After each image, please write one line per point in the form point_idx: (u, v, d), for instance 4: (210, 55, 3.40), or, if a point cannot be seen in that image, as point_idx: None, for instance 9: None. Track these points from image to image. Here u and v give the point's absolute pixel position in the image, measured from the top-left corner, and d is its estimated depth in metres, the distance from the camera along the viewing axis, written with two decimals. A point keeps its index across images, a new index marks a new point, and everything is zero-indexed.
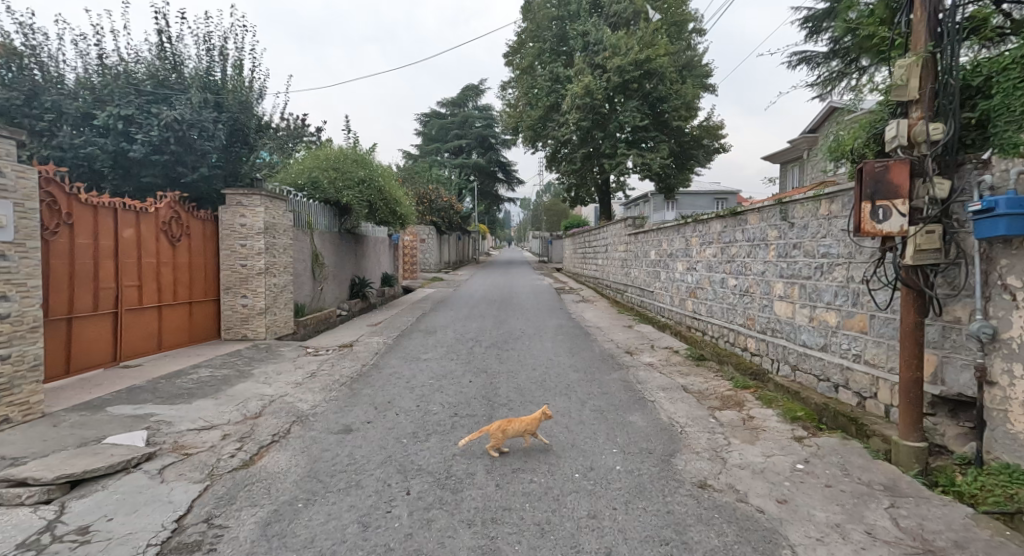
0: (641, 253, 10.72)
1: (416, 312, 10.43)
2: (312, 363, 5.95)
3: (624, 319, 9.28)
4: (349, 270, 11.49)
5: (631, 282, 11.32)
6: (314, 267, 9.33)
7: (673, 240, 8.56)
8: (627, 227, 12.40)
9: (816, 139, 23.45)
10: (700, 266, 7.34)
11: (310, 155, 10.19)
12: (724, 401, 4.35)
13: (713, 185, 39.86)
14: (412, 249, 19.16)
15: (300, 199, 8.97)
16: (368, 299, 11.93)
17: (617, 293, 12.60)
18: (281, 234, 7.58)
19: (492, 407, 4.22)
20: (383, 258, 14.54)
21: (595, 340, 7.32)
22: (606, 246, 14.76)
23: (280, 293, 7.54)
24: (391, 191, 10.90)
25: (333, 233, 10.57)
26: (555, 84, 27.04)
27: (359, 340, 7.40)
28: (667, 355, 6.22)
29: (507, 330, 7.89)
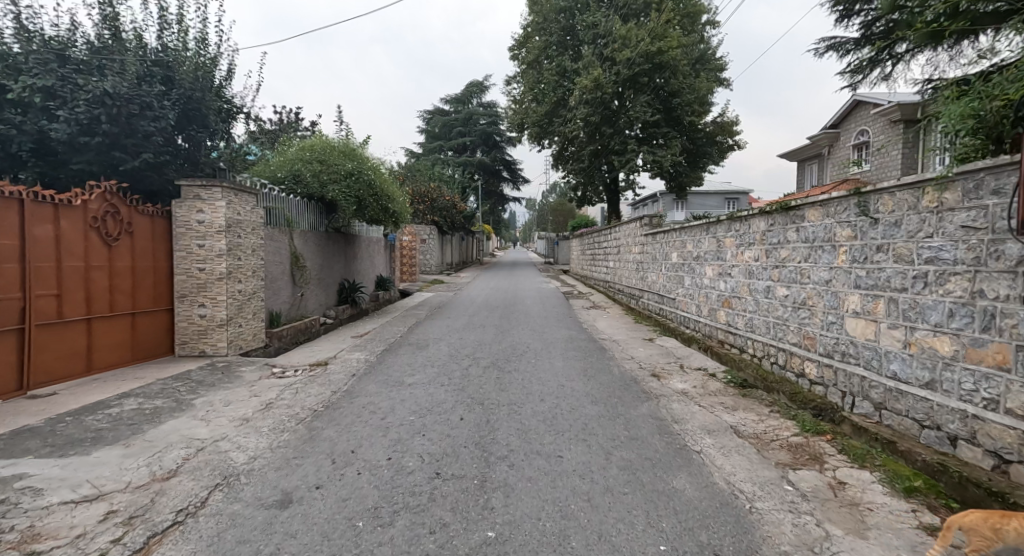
0: (660, 255, 9.66)
1: (410, 321, 9.39)
2: (273, 388, 4.93)
3: (643, 331, 8.23)
4: (337, 273, 10.49)
5: (648, 287, 10.27)
6: (294, 270, 8.33)
7: (701, 241, 7.50)
8: (642, 227, 11.34)
9: (838, 135, 22.29)
10: (736, 271, 6.28)
11: (292, 146, 9.24)
12: (793, 455, 3.29)
13: (725, 185, 38.69)
14: (411, 250, 18.18)
15: (276, 194, 7.98)
16: (358, 306, 10.94)
17: (631, 299, 11.53)
18: (249, 233, 6.58)
19: (488, 461, 3.19)
20: (378, 261, 13.55)
21: (613, 357, 6.26)
22: (619, 247, 13.71)
23: (249, 301, 6.54)
24: (383, 184, 9.85)
25: (318, 232, 9.59)
26: (561, 79, 26.19)
27: (338, 356, 6.40)
28: (703, 380, 5.17)
29: (510, 345, 6.84)
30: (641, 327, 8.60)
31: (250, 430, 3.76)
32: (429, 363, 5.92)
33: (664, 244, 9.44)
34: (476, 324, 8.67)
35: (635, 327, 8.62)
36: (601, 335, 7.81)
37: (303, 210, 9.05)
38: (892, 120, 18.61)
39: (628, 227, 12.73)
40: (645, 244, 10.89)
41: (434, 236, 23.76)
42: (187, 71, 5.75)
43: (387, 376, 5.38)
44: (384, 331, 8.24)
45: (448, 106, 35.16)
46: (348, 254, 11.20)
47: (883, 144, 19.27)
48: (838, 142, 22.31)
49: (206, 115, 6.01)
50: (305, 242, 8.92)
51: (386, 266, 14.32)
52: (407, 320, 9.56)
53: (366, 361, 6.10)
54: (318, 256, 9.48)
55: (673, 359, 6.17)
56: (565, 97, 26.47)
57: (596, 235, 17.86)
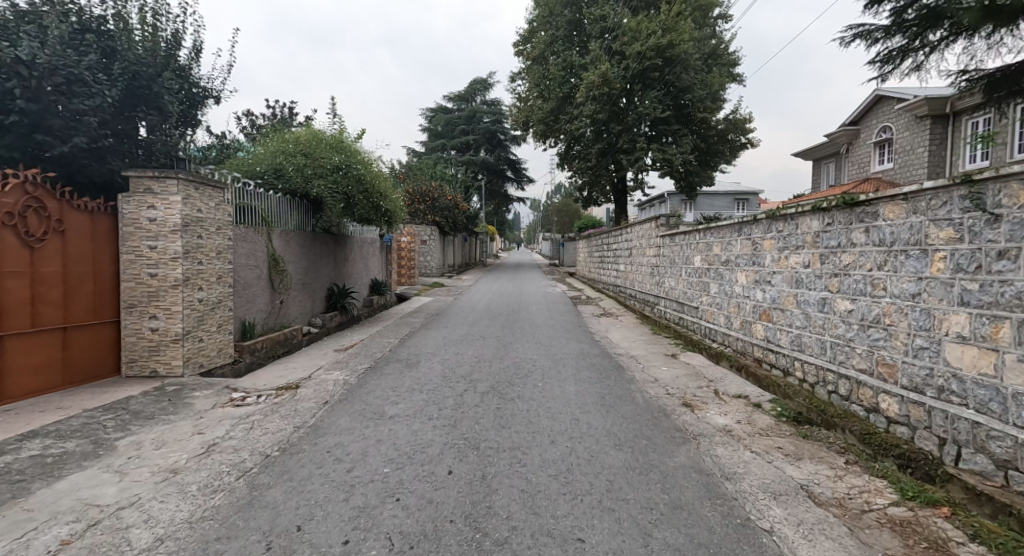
0: (680, 258, 8.77)
1: (403, 330, 8.53)
2: (225, 419, 4.06)
3: (663, 344, 7.33)
4: (325, 277, 9.65)
5: (665, 293, 9.38)
6: (273, 275, 7.49)
7: (731, 243, 6.61)
8: (657, 227, 10.47)
9: (857, 132, 21.34)
10: (778, 279, 5.36)
11: (274, 138, 8.42)
12: (902, 541, 2.39)
13: (734, 185, 37.79)
14: (410, 252, 17.35)
15: (251, 189, 7.16)
16: (348, 313, 10.10)
17: (646, 306, 10.64)
18: (215, 233, 5.73)
19: (482, 551, 2.30)
20: (372, 263, 12.70)
21: (633, 379, 5.37)
22: (630, 249, 12.84)
23: (213, 312, 5.69)
24: (374, 180, 8.97)
25: (303, 233, 8.75)
26: (568, 75, 25.35)
27: (315, 375, 5.54)
28: (746, 412, 4.27)
29: (513, 363, 5.94)
30: (660, 340, 7.69)
31: (173, 489, 2.90)
32: (418, 386, 5.04)
33: (685, 246, 8.54)
34: (476, 335, 7.80)
35: (653, 339, 7.71)
36: (616, 350, 6.91)
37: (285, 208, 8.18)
38: (918, 115, 17.67)
39: (641, 228, 11.83)
40: (661, 245, 9.99)
41: (435, 236, 22.95)
42: (135, 43, 4.90)
43: (367, 404, 4.49)
44: (372, 343, 7.38)
45: (451, 103, 34.36)
46: (338, 256, 10.36)
47: (907, 141, 18.32)
48: (857, 140, 21.37)
49: (159, 96, 5.17)
50: (287, 244, 8.06)
51: (381, 269, 13.48)
52: (400, 329, 8.70)
53: (346, 383, 5.23)
54: (302, 259, 8.65)
55: (704, 382, 5.26)
56: (572, 93, 25.61)
57: (605, 236, 16.94)
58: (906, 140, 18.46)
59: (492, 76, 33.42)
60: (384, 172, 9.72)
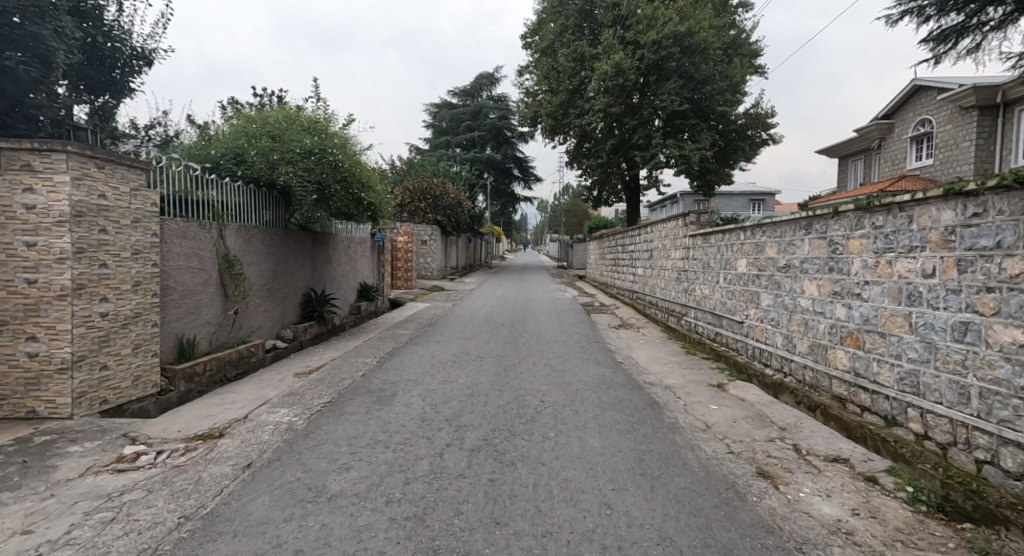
0: (717, 262, 7.40)
1: (386, 345, 7.25)
2: (84, 501, 2.74)
3: (703, 369, 5.94)
4: (299, 281, 8.38)
5: (698, 303, 8.03)
6: (225, 278, 6.20)
7: (792, 244, 5.24)
8: (685, 225, 9.12)
9: (892, 127, 19.95)
10: (874, 292, 3.97)
11: (237, 121, 7.23)
12: None
13: (750, 185, 36.38)
14: (408, 252, 16.05)
15: (195, 176, 5.89)
16: (326, 323, 8.81)
17: (673, 318, 9.26)
18: (131, 227, 4.43)
19: None
20: (361, 265, 11.41)
21: (677, 427, 3.99)
22: (651, 250, 11.51)
23: (125, 330, 4.37)
24: (355, 168, 7.63)
25: (272, 230, 7.46)
26: (578, 67, 24.04)
27: (256, 414, 4.23)
28: (860, 492, 2.90)
29: (515, 398, 4.59)
30: (698, 361, 6.30)
31: None
32: (384, 436, 3.69)
33: (724, 247, 7.15)
34: (471, 354, 6.47)
35: (689, 361, 6.32)
36: (645, 377, 5.54)
37: (248, 199, 6.89)
38: (963, 105, 16.21)
39: (664, 227, 10.48)
40: (692, 247, 8.63)
41: (437, 237, 21.68)
42: None
43: (304, 470, 3.15)
44: (344, 363, 6.08)
45: (456, 99, 33.12)
46: (317, 256, 9.08)
47: (950, 135, 16.86)
48: (892, 134, 20.06)
49: (41, 40, 3.90)
50: (248, 242, 6.79)
51: (372, 272, 12.20)
52: (384, 343, 7.39)
53: (290, 429, 3.90)
54: (269, 260, 7.37)
55: (775, 433, 3.88)
56: (583, 85, 24.29)
57: (619, 237, 15.59)
58: (948, 134, 16.99)
59: (499, 70, 32.15)
60: (370, 159, 8.39)
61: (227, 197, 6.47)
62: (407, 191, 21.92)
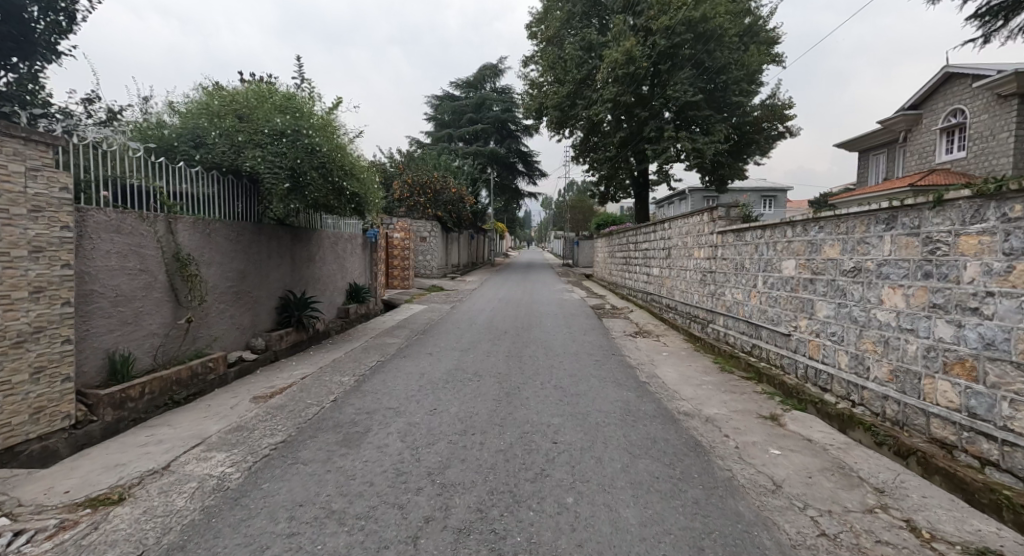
0: (754, 264, 6.42)
1: (370, 358, 6.27)
2: None
3: (748, 393, 4.92)
4: (274, 282, 7.40)
5: (731, 310, 7.03)
6: (176, 282, 5.21)
7: (863, 244, 4.25)
8: (712, 221, 8.13)
9: (920, 117, 19.18)
10: (1004, 307, 2.99)
11: (201, 99, 6.27)
12: None
13: (760, 183, 35.39)
14: (405, 249, 15.04)
15: (135, 159, 4.92)
16: (305, 331, 7.81)
17: (700, 326, 8.24)
18: (27, 218, 3.49)
19: None
20: (350, 264, 10.44)
21: (736, 488, 2.99)
22: (668, 250, 10.54)
23: (16, 351, 3.42)
24: (334, 154, 6.63)
25: (240, 226, 6.47)
26: (587, 55, 23.01)
27: (181, 461, 3.26)
28: None
29: (520, 439, 3.60)
30: (740, 382, 5.27)
31: None
32: (342, 504, 2.72)
33: (765, 246, 6.14)
34: (467, 372, 5.48)
35: (728, 382, 5.29)
36: (680, 406, 4.52)
37: (212, 188, 5.96)
38: (1002, 93, 15.31)
39: (686, 223, 9.48)
40: (721, 245, 7.65)
41: (437, 233, 20.69)
42: None
43: None
44: (316, 382, 5.11)
45: (459, 91, 32.10)
46: (296, 254, 8.11)
47: (986, 125, 15.95)
48: (919, 126, 19.29)
49: None
50: (209, 238, 5.82)
51: (363, 271, 11.21)
52: (368, 355, 6.42)
53: (218, 488, 2.91)
54: (235, 259, 6.39)
55: (871, 498, 2.87)
56: (592, 75, 23.25)
57: (630, 234, 14.62)
58: (984, 124, 16.06)
59: (503, 61, 31.14)
60: (354, 146, 7.41)
61: (183, 186, 5.55)
62: (406, 185, 20.94)
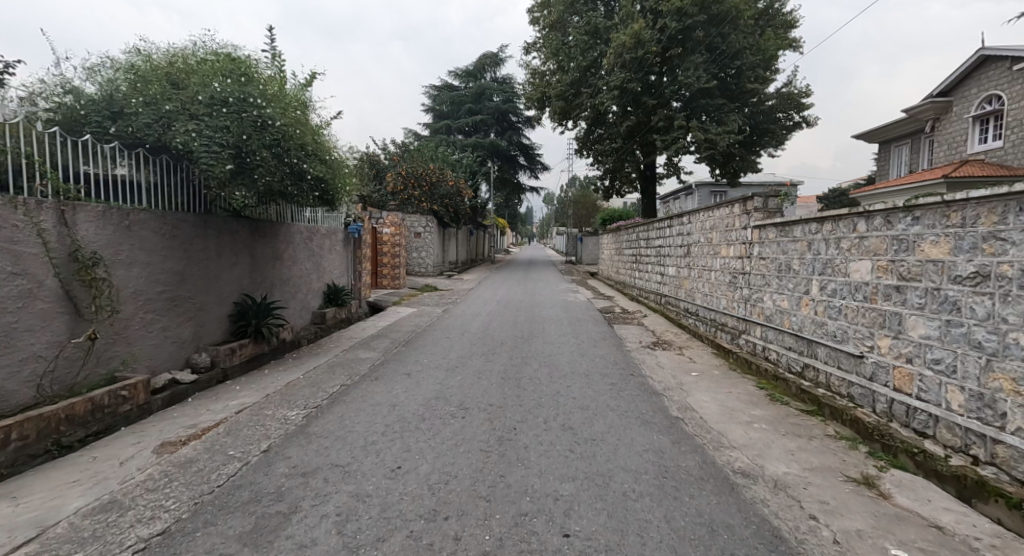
0: (807, 266, 5.27)
1: (336, 380, 5.12)
2: None
3: (818, 438, 3.74)
4: (226, 284, 6.22)
5: (776, 320, 5.87)
6: (73, 287, 4.03)
7: (998, 238, 3.10)
8: (744, 214, 6.98)
9: (949, 106, 18.22)
10: None
11: (130, 64, 5.11)
12: None
13: (769, 178, 34.39)
14: (396, 245, 13.87)
15: (11, 128, 3.79)
16: (264, 343, 6.63)
17: (731, 337, 7.07)
18: None
19: None
20: (326, 262, 9.26)
21: None
22: (687, 247, 9.40)
23: None
24: (289, 130, 5.40)
25: (177, 218, 5.28)
26: (593, 40, 21.84)
27: None
28: None
29: (516, 533, 2.42)
30: (803, 419, 4.10)
31: None
32: None
33: (824, 243, 4.95)
34: (451, 404, 4.32)
35: (787, 418, 4.10)
36: (733, 461, 3.34)
37: (148, 176, 4.98)
38: None
39: (710, 216, 8.30)
40: (757, 242, 6.49)
41: (433, 228, 19.59)
42: None
43: None
44: (253, 419, 3.94)
45: (458, 81, 30.88)
46: (256, 251, 6.93)
47: None
48: (948, 114, 18.30)
49: None
50: (128, 232, 4.63)
51: (343, 269, 10.04)
52: (335, 376, 5.26)
53: None
54: (170, 259, 5.20)
55: None
56: (598, 62, 22.10)
57: (641, 230, 13.46)
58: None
59: (504, 49, 29.98)
60: (320, 123, 6.17)
61: (105, 170, 4.59)
62: (400, 177, 19.69)
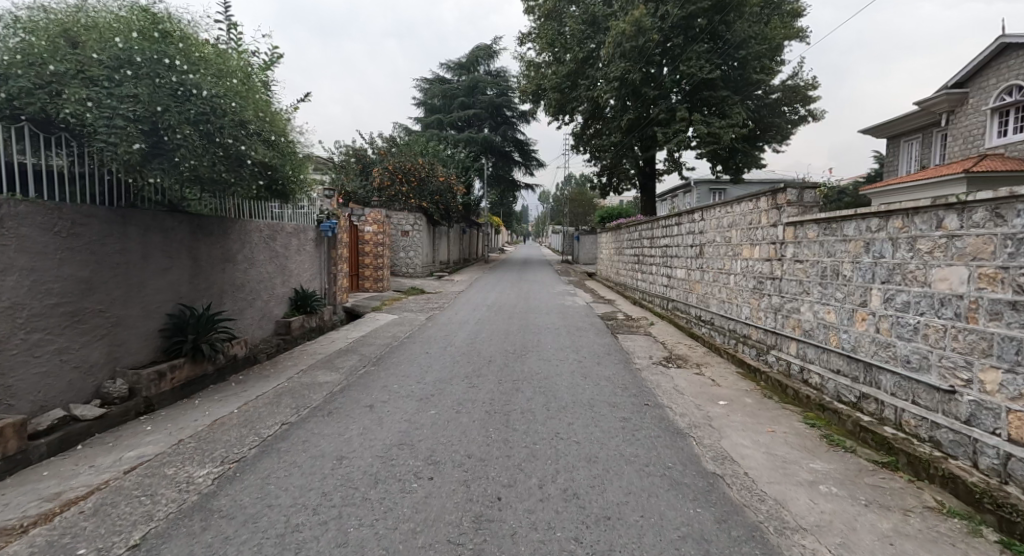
0: (861, 272, 4.30)
1: (278, 415, 4.07)
2: None
3: (914, 511, 2.74)
4: (155, 293, 5.14)
5: (818, 335, 4.91)
6: None
7: None
8: (771, 210, 6.01)
9: (965, 97, 17.33)
10: None
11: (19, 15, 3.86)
12: None
13: (770, 175, 33.54)
14: (379, 245, 12.86)
15: None
16: (206, 364, 5.57)
17: (758, 353, 6.07)
18: None
19: None
20: (292, 264, 8.19)
21: None
22: (699, 247, 8.44)
23: None
24: (218, 102, 4.31)
25: (79, 210, 4.21)
26: (591, 30, 20.85)
27: None
28: None
29: None
30: (884, 480, 3.08)
31: None
32: None
33: (892, 243, 3.93)
34: (418, 455, 3.31)
35: (861, 477, 3.10)
36: None
37: (68, 164, 4.15)
38: None
39: (727, 213, 7.32)
40: (790, 243, 5.52)
41: (421, 226, 18.56)
42: None
43: None
44: (141, 485, 2.88)
45: (451, 73, 29.72)
46: (198, 253, 5.83)
47: None
48: (964, 107, 17.41)
49: None
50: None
51: (313, 271, 8.95)
52: (278, 410, 4.21)
53: None
54: (70, 264, 4.13)
55: None
56: (596, 52, 21.12)
57: (643, 228, 12.44)
58: None
59: (497, 41, 28.94)
60: (266, 99, 5.07)
61: (7, 155, 3.77)
62: (387, 171, 18.44)
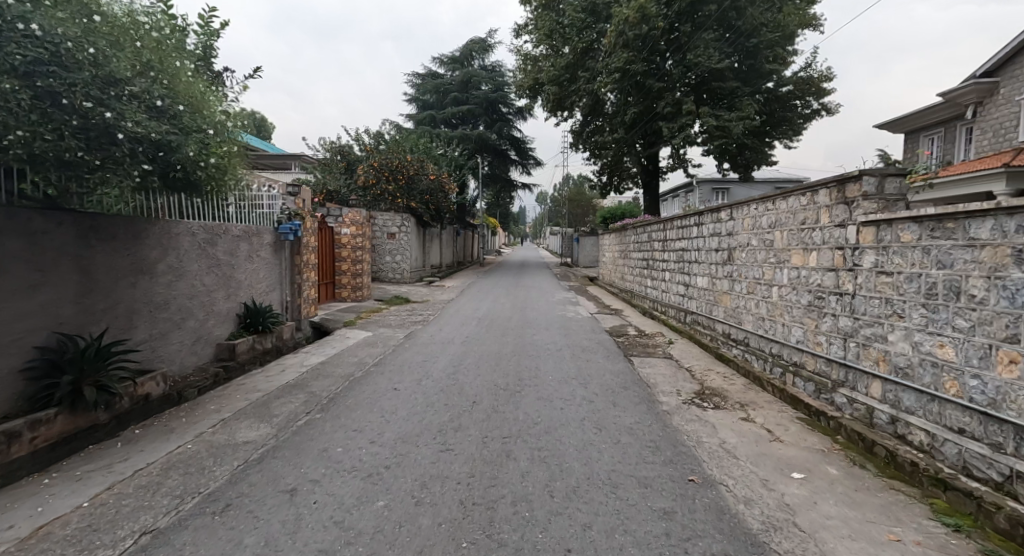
0: (1005, 290, 3.00)
1: (142, 516, 2.71)
2: None
3: None
4: (11, 322, 3.76)
5: (920, 373, 3.60)
6: None
7: None
8: (835, 205, 4.69)
9: (994, 87, 16.07)
10: None
11: None
12: None
13: (775, 173, 32.36)
14: (357, 251, 11.44)
15: None
16: (95, 413, 4.15)
17: (820, 390, 4.73)
18: None
19: None
20: (240, 274, 6.81)
21: None
22: (727, 251, 7.12)
23: None
24: (66, 46, 2.89)
25: None
26: (591, 19, 19.56)
27: None
28: None
29: None
30: None
31: None
32: None
33: None
34: None
35: None
36: None
37: None
38: None
39: (767, 210, 6.00)
40: (868, 247, 4.20)
41: (409, 228, 17.25)
42: None
43: None
44: None
45: (444, 68, 28.30)
46: (91, 264, 4.45)
47: None
48: (993, 98, 16.15)
49: None
50: None
51: (270, 282, 7.58)
52: (152, 502, 2.85)
53: None
54: None
55: None
56: (596, 43, 19.80)
57: (653, 229, 11.14)
58: None
59: (493, 33, 27.56)
60: (164, 53, 3.66)
61: None
62: (372, 169, 16.81)
